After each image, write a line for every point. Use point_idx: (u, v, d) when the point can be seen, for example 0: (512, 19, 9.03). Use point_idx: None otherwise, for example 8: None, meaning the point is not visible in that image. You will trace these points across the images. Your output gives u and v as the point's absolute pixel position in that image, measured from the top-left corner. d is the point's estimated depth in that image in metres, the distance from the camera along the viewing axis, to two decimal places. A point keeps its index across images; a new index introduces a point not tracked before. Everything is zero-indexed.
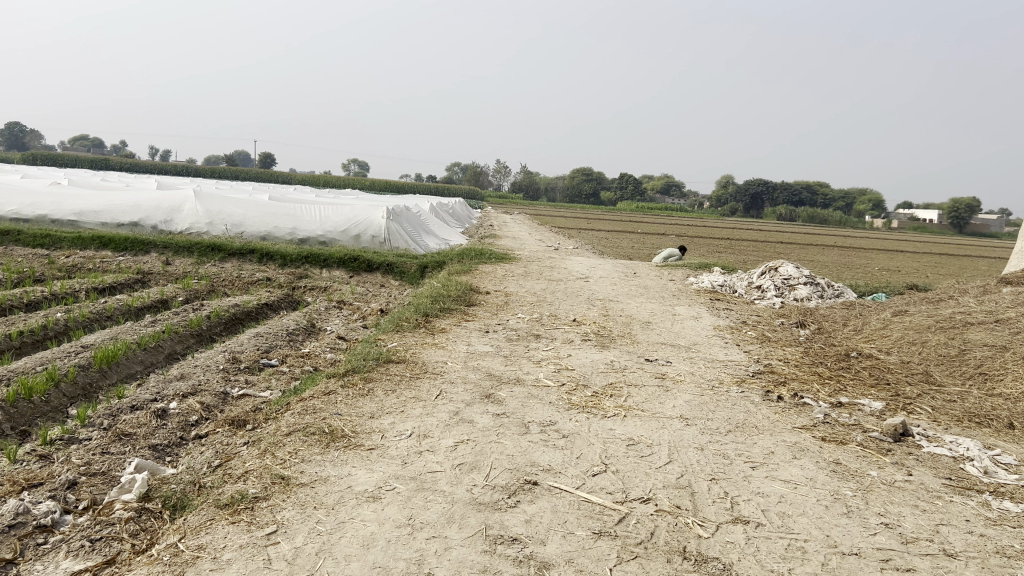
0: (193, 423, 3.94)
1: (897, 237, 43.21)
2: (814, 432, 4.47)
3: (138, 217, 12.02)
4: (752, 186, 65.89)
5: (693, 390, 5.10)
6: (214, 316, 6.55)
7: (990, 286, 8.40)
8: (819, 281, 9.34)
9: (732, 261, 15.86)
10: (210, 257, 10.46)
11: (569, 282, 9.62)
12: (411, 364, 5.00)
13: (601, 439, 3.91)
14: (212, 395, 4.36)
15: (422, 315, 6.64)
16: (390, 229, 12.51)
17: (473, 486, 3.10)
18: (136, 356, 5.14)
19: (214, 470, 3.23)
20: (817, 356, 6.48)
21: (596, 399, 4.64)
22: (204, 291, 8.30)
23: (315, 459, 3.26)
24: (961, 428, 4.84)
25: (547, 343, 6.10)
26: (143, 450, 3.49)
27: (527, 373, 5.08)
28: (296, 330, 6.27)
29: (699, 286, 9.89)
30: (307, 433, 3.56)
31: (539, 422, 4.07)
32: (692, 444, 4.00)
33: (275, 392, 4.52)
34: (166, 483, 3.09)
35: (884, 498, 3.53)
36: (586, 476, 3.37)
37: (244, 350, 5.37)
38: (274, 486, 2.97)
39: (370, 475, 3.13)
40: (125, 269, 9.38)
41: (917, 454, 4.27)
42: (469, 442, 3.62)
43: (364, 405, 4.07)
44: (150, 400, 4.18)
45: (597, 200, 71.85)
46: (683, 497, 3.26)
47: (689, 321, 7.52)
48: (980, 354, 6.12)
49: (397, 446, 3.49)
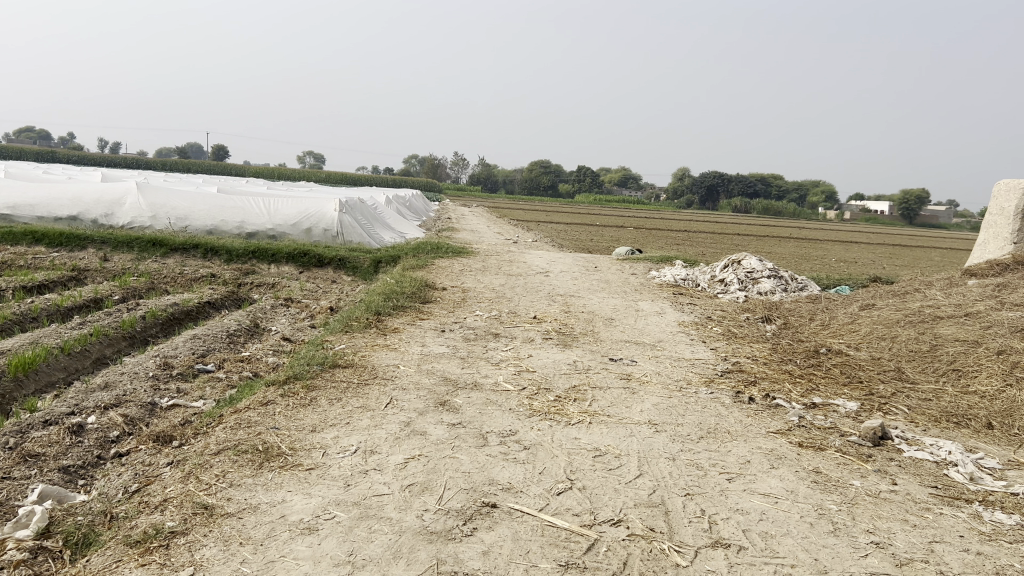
0: (113, 439, 3.54)
1: (851, 229, 43.66)
2: (789, 437, 4.21)
3: (76, 211, 11.43)
4: (708, 179, 66.32)
5: (662, 392, 4.81)
6: (149, 316, 6.12)
7: (955, 279, 8.24)
8: (782, 274, 9.13)
9: (692, 254, 15.69)
10: (151, 252, 9.93)
11: (528, 276, 9.30)
12: (360, 368, 4.64)
13: (565, 450, 3.59)
14: (137, 406, 3.96)
15: (374, 314, 6.26)
16: (343, 221, 12.10)
17: (424, 512, 2.76)
18: (57, 363, 4.71)
19: (130, 498, 2.85)
20: (786, 353, 6.24)
21: (559, 404, 4.33)
22: (142, 289, 7.83)
23: (245, 484, 2.89)
24: (940, 429, 4.62)
25: (506, 342, 5.77)
26: (51, 474, 3.09)
27: (485, 377, 4.74)
28: (237, 331, 5.87)
29: (662, 280, 9.63)
30: (238, 452, 3.19)
31: (497, 432, 3.74)
32: (664, 454, 3.69)
33: (209, 402, 4.14)
34: (72, 514, 2.70)
35: (870, 513, 3.26)
36: (550, 495, 3.05)
37: (178, 355, 4.96)
38: (195, 518, 2.60)
39: (307, 501, 2.77)
40: (59, 265, 8.83)
41: (898, 460, 4.02)
42: (420, 459, 3.28)
43: (306, 417, 3.70)
44: (66, 414, 3.77)
45: (555, 192, 71.51)
46: (657, 518, 2.96)
47: (653, 317, 7.25)
48: (953, 349, 5.92)
49: (340, 464, 3.14)
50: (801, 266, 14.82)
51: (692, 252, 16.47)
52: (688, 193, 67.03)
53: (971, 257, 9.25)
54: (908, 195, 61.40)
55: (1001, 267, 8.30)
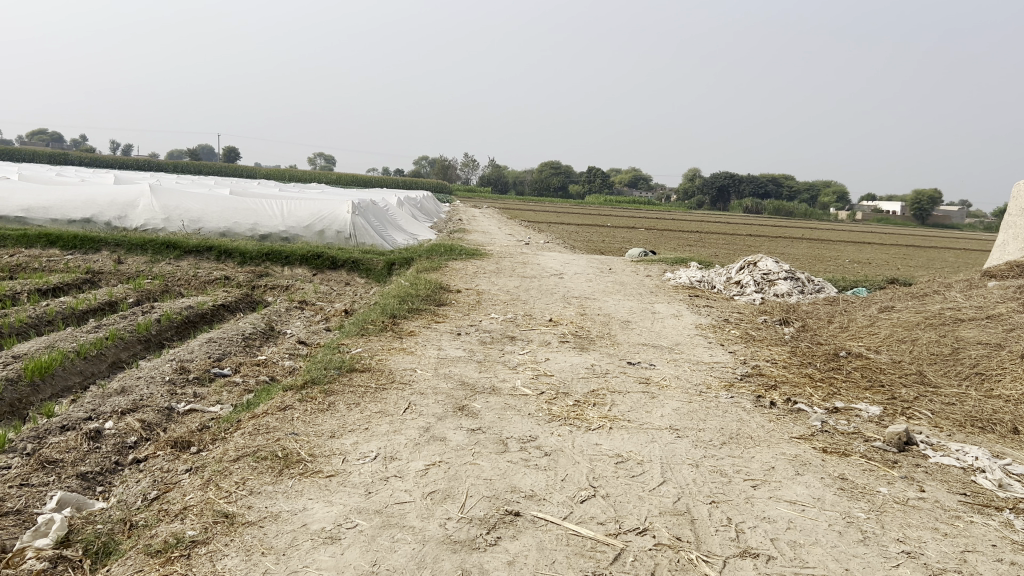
0: (131, 445, 3.51)
1: (862, 230, 43.45)
2: (813, 442, 4.14)
3: (90, 213, 11.45)
4: (719, 180, 66.14)
5: (681, 396, 4.75)
6: (165, 319, 6.10)
7: (974, 281, 8.15)
8: (799, 276, 9.05)
9: (706, 255, 15.60)
10: (165, 254, 9.93)
11: (543, 279, 9.24)
12: (377, 372, 4.60)
13: (587, 457, 3.54)
14: (154, 411, 3.93)
15: (389, 317, 6.22)
16: (355, 223, 12.06)
17: (446, 521, 2.71)
18: (72, 367, 4.69)
19: (149, 506, 2.82)
20: (805, 356, 6.17)
21: (579, 409, 4.28)
22: (156, 292, 7.81)
23: (265, 491, 2.85)
24: (965, 434, 4.55)
25: (523, 346, 5.72)
26: (69, 480, 3.06)
27: (503, 381, 4.69)
28: (253, 334, 5.84)
29: (676, 282, 9.56)
30: (257, 458, 3.16)
31: (517, 438, 3.70)
32: (687, 461, 3.64)
33: (226, 406, 4.11)
34: (91, 523, 2.67)
35: (899, 521, 3.20)
36: (574, 503, 3.00)
37: (193, 358, 4.93)
38: (216, 527, 2.56)
39: (329, 509, 2.73)
40: (74, 268, 8.83)
41: (925, 466, 3.96)
42: (441, 465, 3.24)
43: (324, 422, 3.67)
44: (83, 420, 3.74)
45: (566, 193, 71.45)
46: (683, 527, 2.90)
47: (670, 319, 7.19)
48: (975, 352, 5.84)
49: (361, 471, 3.10)
50: (817, 266, 15.08)
51: (706, 254, 16.37)
52: (699, 194, 66.90)
53: (990, 259, 9.15)
54: (920, 195, 61.07)
55: (1020, 269, 8.21)
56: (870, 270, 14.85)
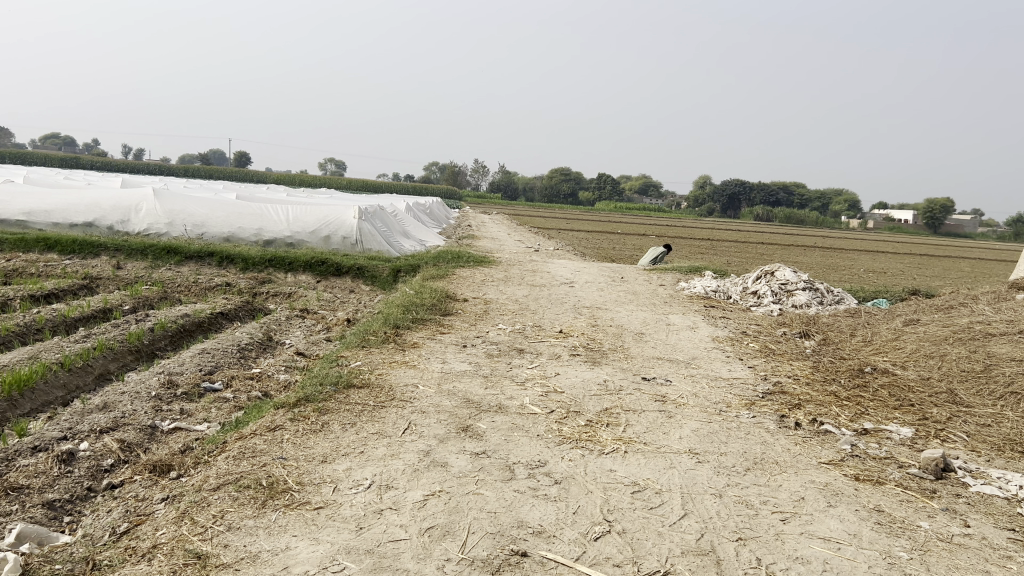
0: (107, 468, 3.25)
1: (874, 238, 43.23)
2: (844, 469, 3.84)
3: (92, 217, 11.22)
4: (730, 187, 65.88)
5: (700, 417, 4.45)
6: (158, 328, 5.83)
7: (1002, 293, 7.82)
8: (818, 286, 8.73)
9: (720, 264, 15.34)
10: (165, 260, 9.66)
11: (553, 287, 8.97)
12: (376, 389, 4.31)
13: (600, 485, 3.25)
14: (136, 430, 3.66)
15: (392, 327, 5.95)
16: (362, 229, 11.78)
17: (444, 563, 2.43)
18: (55, 380, 4.44)
19: (116, 541, 2.54)
20: (828, 372, 5.87)
21: (591, 430, 3.99)
22: (154, 299, 7.55)
23: (246, 527, 2.58)
24: (1005, 459, 4.23)
25: (532, 359, 5.44)
26: (33, 510, 2.80)
27: (510, 399, 4.40)
28: (249, 344, 5.58)
29: (691, 291, 9.27)
30: (239, 487, 2.88)
31: (525, 463, 3.41)
32: (710, 491, 3.34)
33: (213, 425, 3.84)
34: (49, 562, 2.38)
35: (946, 562, 2.89)
36: (586, 541, 2.71)
37: (183, 372, 4.65)
38: (185, 571, 2.29)
39: (314, 549, 2.45)
40: (71, 273, 8.59)
41: (966, 496, 3.65)
42: (441, 496, 2.95)
43: (316, 445, 3.39)
44: (57, 440, 3.46)
45: (576, 199, 71.27)
46: (708, 569, 2.62)
47: (685, 331, 6.88)
48: (1009, 369, 5.52)
49: (352, 502, 2.82)
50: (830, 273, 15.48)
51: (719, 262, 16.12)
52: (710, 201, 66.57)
53: (1017, 270, 8.80)
54: (933, 204, 60.70)
55: None
56: (883, 276, 16.09)
